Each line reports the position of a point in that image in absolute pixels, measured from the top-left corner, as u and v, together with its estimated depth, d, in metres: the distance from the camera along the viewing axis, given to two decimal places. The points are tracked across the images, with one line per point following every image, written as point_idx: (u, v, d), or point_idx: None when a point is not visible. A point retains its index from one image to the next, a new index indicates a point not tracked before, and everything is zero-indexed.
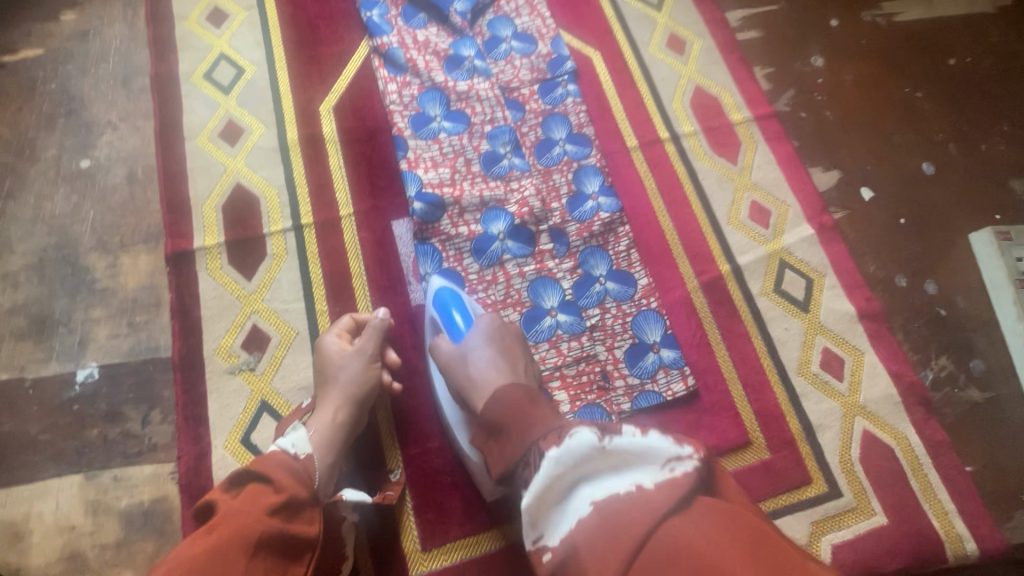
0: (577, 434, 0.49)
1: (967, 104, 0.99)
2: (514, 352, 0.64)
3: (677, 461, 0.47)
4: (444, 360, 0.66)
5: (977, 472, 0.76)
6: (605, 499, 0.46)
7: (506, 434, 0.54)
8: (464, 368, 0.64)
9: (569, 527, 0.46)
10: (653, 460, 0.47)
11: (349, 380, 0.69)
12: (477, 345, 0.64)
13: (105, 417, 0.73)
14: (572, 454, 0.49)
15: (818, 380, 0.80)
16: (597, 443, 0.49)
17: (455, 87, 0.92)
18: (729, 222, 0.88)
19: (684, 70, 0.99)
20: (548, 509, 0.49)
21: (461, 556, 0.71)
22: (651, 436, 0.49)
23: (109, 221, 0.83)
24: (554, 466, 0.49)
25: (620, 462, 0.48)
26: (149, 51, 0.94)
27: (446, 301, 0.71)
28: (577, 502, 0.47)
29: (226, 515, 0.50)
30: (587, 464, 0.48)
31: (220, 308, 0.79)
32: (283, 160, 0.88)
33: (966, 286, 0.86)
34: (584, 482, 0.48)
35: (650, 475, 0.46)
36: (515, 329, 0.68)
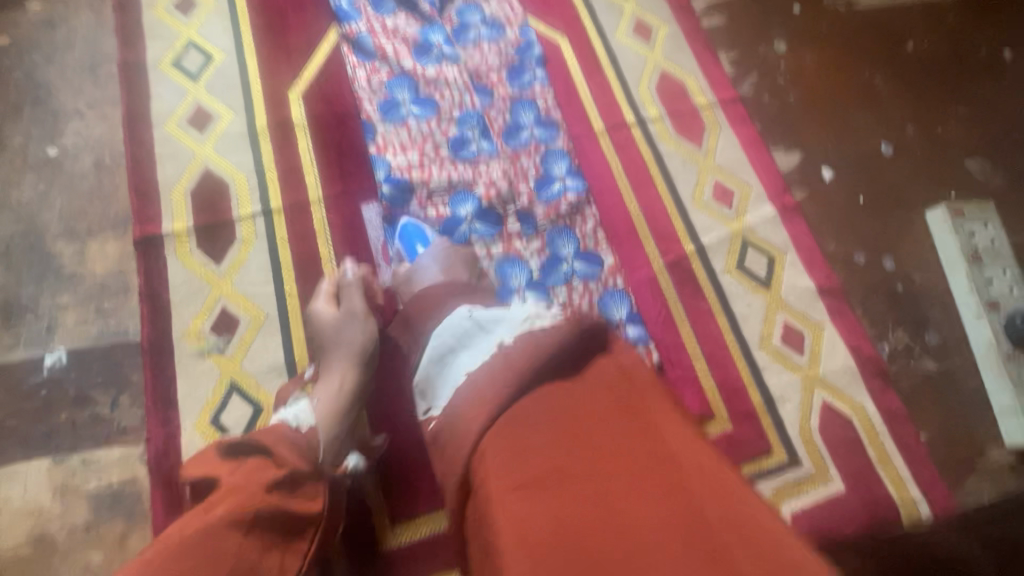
0: (453, 312, 0.61)
1: (925, 87, 1.01)
2: (457, 268, 0.73)
3: (532, 319, 0.54)
4: (400, 278, 0.77)
5: (931, 441, 0.79)
6: (478, 362, 0.53)
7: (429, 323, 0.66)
8: (413, 281, 0.75)
9: (451, 389, 0.55)
10: (511, 320, 0.55)
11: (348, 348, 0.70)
12: (427, 262, 0.75)
13: (74, 401, 0.74)
14: (451, 329, 0.59)
15: (779, 354, 0.82)
16: (468, 313, 0.60)
17: (423, 73, 0.93)
18: (693, 202, 0.90)
19: (650, 56, 1.00)
20: (438, 377, 0.58)
21: (438, 527, 0.73)
22: (516, 308, 0.57)
23: (76, 208, 0.83)
24: (435, 340, 0.60)
25: (488, 325, 0.57)
26: (116, 39, 0.93)
27: (410, 234, 0.81)
28: (456, 368, 0.56)
29: (227, 491, 0.51)
30: (461, 330, 0.58)
31: (189, 292, 0.79)
32: (252, 146, 0.88)
33: (922, 261, 0.89)
34: (461, 347, 0.57)
35: (508, 330, 0.54)
36: (465, 252, 0.77)
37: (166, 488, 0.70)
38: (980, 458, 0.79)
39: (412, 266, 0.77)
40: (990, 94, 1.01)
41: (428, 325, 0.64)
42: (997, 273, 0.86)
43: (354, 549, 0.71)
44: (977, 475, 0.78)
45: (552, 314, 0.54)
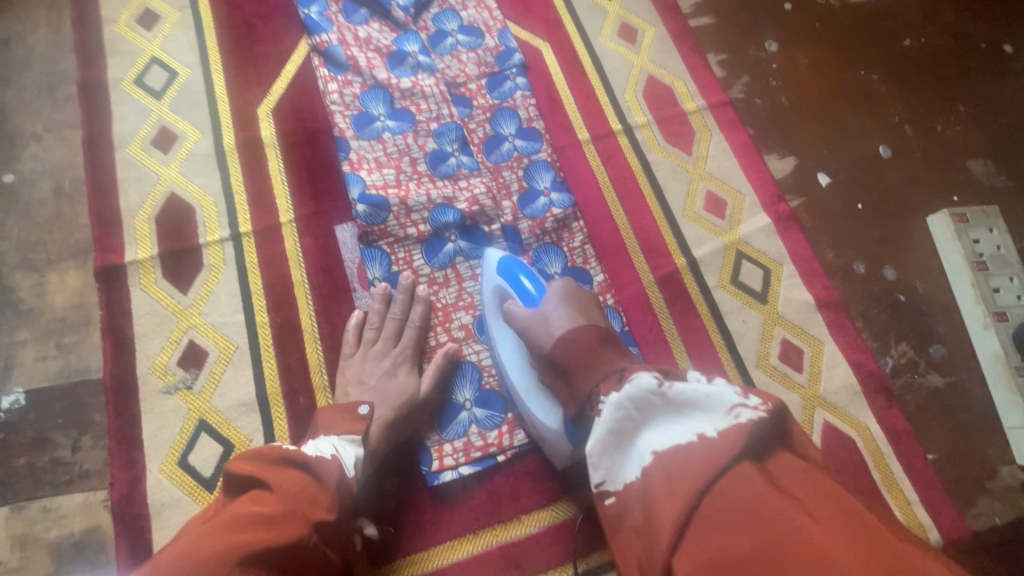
0: (638, 378, 0.49)
1: (923, 86, 0.97)
2: (591, 315, 0.64)
3: (742, 408, 0.45)
4: (520, 322, 0.66)
5: (938, 460, 0.75)
6: (669, 449, 0.45)
7: (574, 376, 0.55)
8: (543, 327, 0.62)
9: (634, 472, 0.46)
10: (715, 407, 0.46)
11: (406, 395, 0.69)
12: (554, 305, 0.64)
13: (33, 445, 0.70)
14: (633, 398, 0.48)
15: (777, 373, 0.78)
16: (657, 384, 0.48)
17: (399, 85, 0.88)
18: (684, 213, 0.86)
19: (636, 59, 0.96)
20: (614, 452, 0.48)
21: (433, 566, 0.67)
22: (714, 385, 0.47)
23: (34, 238, 0.79)
24: (616, 409, 0.49)
25: (684, 408, 0.47)
26: (75, 57, 0.89)
27: (513, 268, 0.72)
28: (642, 456, 0.46)
29: (282, 515, 0.48)
30: (648, 404, 0.48)
31: (155, 324, 0.75)
32: (219, 167, 0.84)
33: (925, 270, 0.85)
34: (647, 428, 0.48)
35: (714, 423, 0.45)
36: (591, 296, 0.68)
37: (132, 536, 0.66)
38: (990, 477, 0.75)
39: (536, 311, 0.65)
40: (992, 91, 0.97)
41: (585, 381, 0.53)
42: (1003, 282, 0.82)
43: None
44: (988, 495, 0.74)
45: (759, 403, 0.45)
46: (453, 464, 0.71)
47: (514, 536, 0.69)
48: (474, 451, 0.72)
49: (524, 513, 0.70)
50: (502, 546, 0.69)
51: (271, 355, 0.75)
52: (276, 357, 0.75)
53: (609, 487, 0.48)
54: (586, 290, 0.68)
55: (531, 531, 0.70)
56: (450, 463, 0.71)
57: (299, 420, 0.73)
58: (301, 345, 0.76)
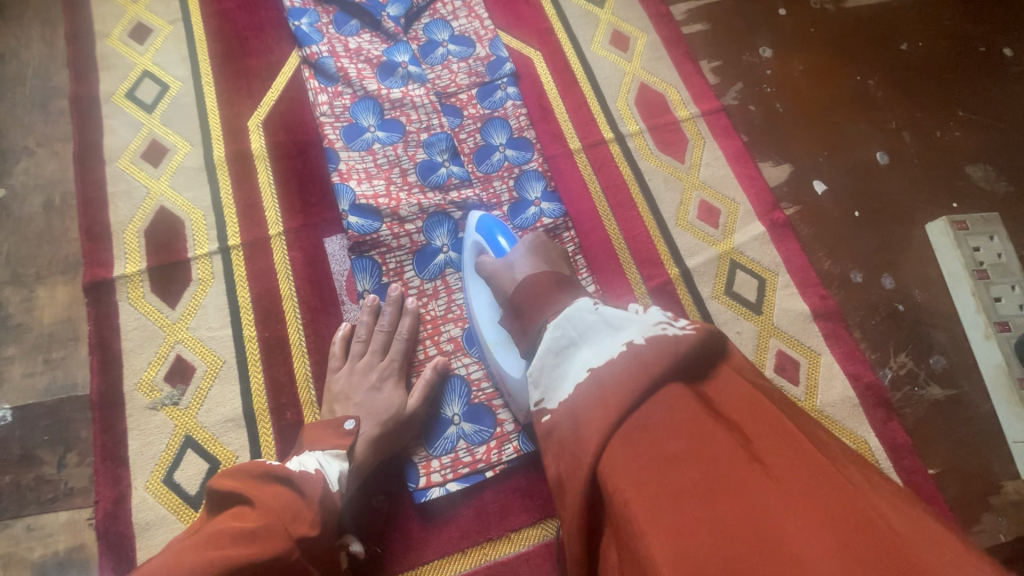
0: (578, 304, 0.52)
1: (921, 91, 0.96)
2: (557, 264, 0.65)
3: (668, 323, 0.45)
4: (489, 270, 0.68)
5: (940, 475, 0.73)
6: (600, 363, 0.45)
7: (528, 313, 0.56)
8: (507, 274, 0.64)
9: (568, 389, 0.47)
10: (645, 322, 0.46)
11: (392, 411, 0.68)
12: (519, 255, 0.65)
13: (19, 462, 0.69)
14: (572, 320, 0.51)
15: (772, 385, 0.77)
16: (593, 306, 0.51)
17: (389, 95, 0.88)
18: (677, 222, 0.85)
19: (628, 67, 0.95)
20: (553, 371, 0.49)
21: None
22: (650, 310, 0.48)
23: (24, 253, 0.79)
24: (556, 330, 0.51)
25: (617, 323, 0.48)
26: (68, 72, 0.90)
27: (490, 227, 0.74)
28: (576, 369, 0.47)
29: (263, 529, 0.47)
30: (584, 324, 0.50)
31: (142, 339, 0.75)
32: (209, 180, 0.84)
33: (924, 278, 0.83)
34: (583, 348, 0.48)
35: (641, 332, 0.45)
36: (559, 249, 0.68)
37: (115, 554, 0.65)
38: (994, 493, 0.72)
39: (503, 259, 0.67)
40: (992, 95, 0.96)
41: (536, 316, 0.55)
42: (1005, 290, 0.80)
43: None
44: (992, 511, 0.72)
45: (689, 323, 0.45)
46: (440, 481, 0.70)
47: (502, 555, 0.68)
48: (462, 467, 0.71)
49: (513, 531, 0.69)
50: (490, 565, 0.68)
51: (259, 369, 0.74)
52: (263, 372, 0.74)
53: (549, 403, 0.49)
54: (555, 243, 0.68)
55: (520, 550, 0.69)
56: (437, 480, 0.70)
57: (286, 435, 0.72)
58: (288, 359, 0.75)
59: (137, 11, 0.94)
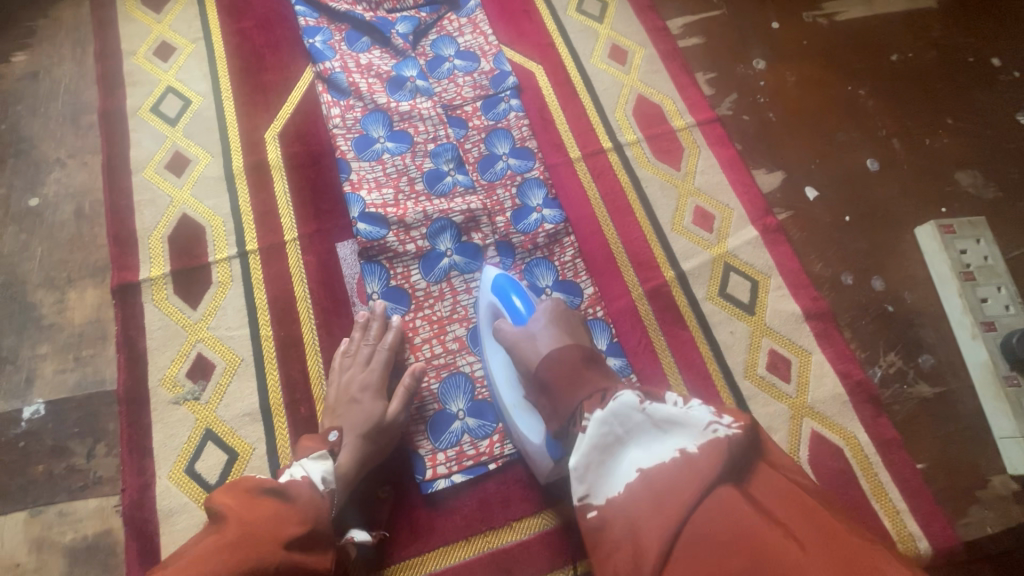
0: (621, 397, 0.51)
1: (911, 100, 0.99)
2: (579, 333, 0.65)
3: (716, 426, 0.47)
4: (509, 339, 0.68)
5: (928, 469, 0.76)
6: (654, 465, 0.47)
7: (557, 394, 0.57)
8: (531, 346, 0.64)
9: (619, 489, 0.48)
10: (692, 425, 0.48)
11: (373, 420, 0.71)
12: (544, 327, 0.65)
13: (50, 452, 0.74)
14: (617, 415, 0.50)
15: (765, 383, 0.80)
16: (638, 402, 0.51)
17: (397, 108, 0.92)
18: (673, 227, 0.89)
19: (626, 79, 1.00)
20: (600, 467, 0.50)
21: (426, 571, 0.70)
22: (691, 407, 0.49)
23: (57, 257, 0.84)
24: (601, 425, 0.51)
25: (666, 425, 0.49)
26: (97, 88, 0.95)
27: (504, 288, 0.73)
28: (626, 468, 0.49)
29: (248, 536, 0.50)
30: (631, 422, 0.50)
31: (165, 338, 0.79)
32: (228, 189, 0.89)
33: (913, 280, 0.86)
34: (630, 445, 0.50)
35: (692, 438, 0.47)
36: (579, 316, 0.68)
37: (141, 539, 0.70)
38: (981, 487, 0.75)
39: (525, 329, 0.66)
40: (980, 103, 0.99)
41: (570, 398, 0.55)
42: (991, 292, 0.83)
43: None
44: (979, 505, 0.74)
45: (730, 421, 0.47)
46: (446, 472, 0.73)
47: (504, 543, 0.72)
48: (466, 460, 0.74)
49: (514, 521, 0.73)
50: (492, 552, 0.71)
51: (275, 366, 0.79)
52: (279, 369, 0.79)
53: (596, 499, 0.50)
54: (575, 310, 0.68)
55: (521, 538, 0.72)
56: (443, 472, 0.73)
57: (300, 429, 0.76)
58: (302, 357, 0.80)
59: (161, 30, 1.00)
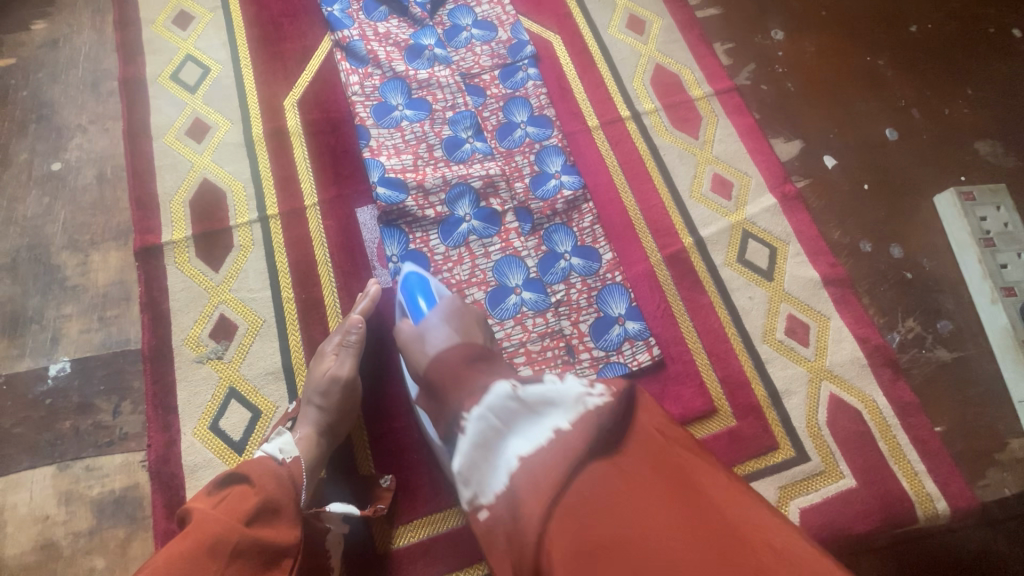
0: (494, 388, 0.50)
1: (930, 70, 0.98)
2: (470, 328, 0.64)
3: (588, 396, 0.46)
4: (404, 339, 0.66)
5: (946, 432, 0.76)
6: (531, 450, 0.45)
7: (443, 393, 0.54)
8: (420, 345, 0.62)
9: (502, 481, 0.46)
10: (565, 400, 0.47)
11: (321, 386, 0.70)
12: (436, 323, 0.64)
13: (77, 409, 0.75)
14: (492, 408, 0.49)
15: (783, 347, 0.80)
16: (512, 390, 0.49)
17: (416, 76, 0.92)
18: (691, 194, 0.89)
19: (644, 49, 0.99)
20: (479, 465, 0.48)
21: (447, 527, 0.72)
22: (565, 379, 0.49)
23: (80, 221, 0.85)
24: (476, 422, 0.49)
25: (538, 407, 0.47)
26: (117, 56, 0.96)
27: (413, 287, 0.72)
28: (505, 458, 0.47)
29: (198, 524, 0.48)
30: (506, 410, 0.48)
31: (188, 299, 0.80)
32: (249, 155, 0.89)
33: (932, 248, 0.86)
34: (509, 434, 0.47)
35: (565, 415, 0.46)
36: (474, 310, 0.68)
37: (167, 493, 0.71)
38: (1000, 450, 0.75)
39: (420, 325, 0.65)
40: (1000, 74, 0.98)
41: (456, 399, 0.52)
42: (1011, 257, 0.83)
43: (358, 558, 0.70)
44: (997, 467, 0.75)
45: (603, 388, 0.47)
46: None
47: None
48: None
49: None
50: None
51: (297, 328, 0.80)
52: (301, 331, 0.80)
53: (479, 497, 0.47)
54: (472, 306, 0.68)
55: None
56: None
57: None
58: (323, 319, 0.80)
59: None
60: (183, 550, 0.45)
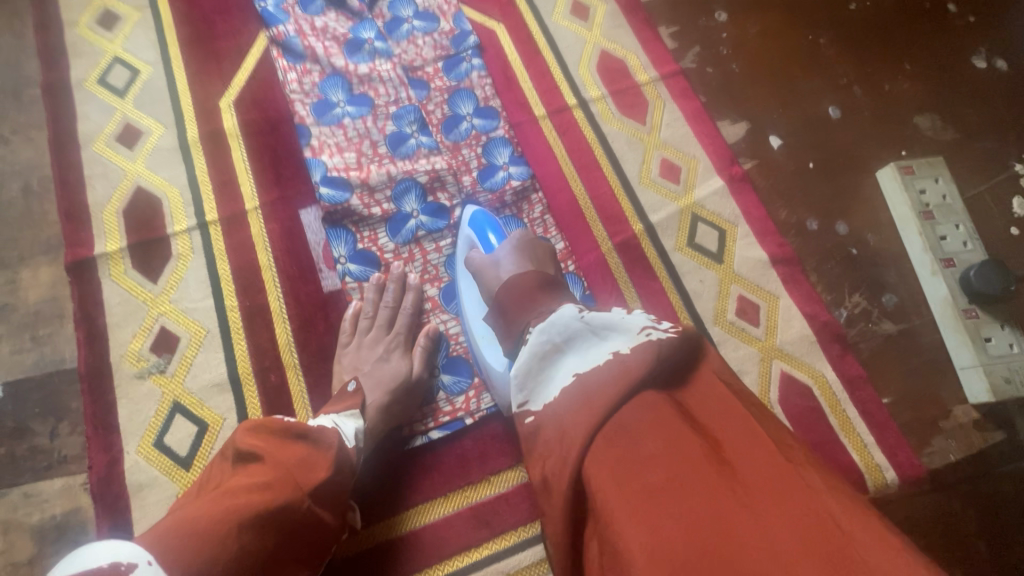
0: (562, 310, 0.52)
1: (871, 47, 0.99)
2: (540, 261, 0.66)
3: (652, 329, 0.47)
4: (475, 266, 0.69)
5: (893, 403, 0.78)
6: (589, 369, 0.46)
7: (511, 313, 0.56)
8: (494, 272, 0.66)
9: (555, 391, 0.47)
10: (629, 329, 0.48)
11: (400, 378, 0.72)
12: (506, 253, 0.66)
13: (11, 434, 0.72)
14: (557, 327, 0.50)
15: (735, 328, 0.81)
16: (578, 314, 0.51)
17: (356, 71, 0.90)
18: (641, 180, 0.89)
19: (589, 35, 0.98)
20: (537, 377, 0.50)
21: (407, 531, 0.70)
22: (632, 315, 0.50)
23: (5, 237, 0.81)
24: (539, 338, 0.51)
25: (601, 331, 0.48)
26: (38, 60, 0.91)
27: (481, 224, 0.77)
28: (562, 373, 0.48)
29: (276, 481, 0.48)
30: (570, 332, 0.49)
31: (126, 313, 0.77)
32: (184, 160, 0.86)
33: (877, 223, 0.87)
34: (569, 352, 0.49)
35: (626, 341, 0.46)
36: (545, 247, 0.68)
37: (112, 515, 0.68)
38: (943, 417, 0.77)
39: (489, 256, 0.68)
40: (937, 49, 0.99)
41: (521, 317, 0.55)
42: (950, 229, 0.84)
43: None
44: (942, 435, 0.77)
45: (669, 326, 0.47)
46: (423, 429, 0.74)
47: (483, 497, 0.73)
48: (443, 416, 0.75)
49: (492, 475, 0.74)
50: (472, 506, 0.72)
51: (243, 337, 0.77)
52: (246, 339, 0.77)
53: (532, 406, 0.49)
54: (540, 239, 0.69)
55: (499, 491, 0.73)
56: (421, 429, 0.74)
57: (271, 398, 0.75)
58: (270, 325, 0.78)
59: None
60: (258, 504, 0.45)
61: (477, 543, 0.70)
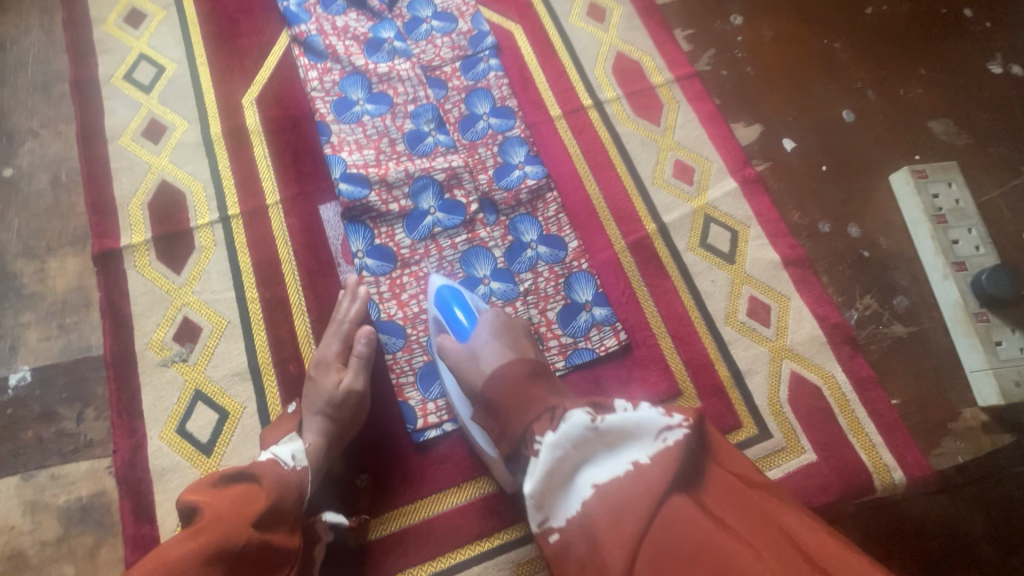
0: (571, 416, 0.48)
1: (885, 52, 1.00)
2: (521, 344, 0.63)
3: (667, 431, 0.47)
4: (453, 360, 0.64)
5: (902, 405, 0.79)
6: (609, 481, 0.46)
7: (504, 414, 0.53)
8: (472, 365, 0.61)
9: (574, 509, 0.47)
10: (645, 433, 0.48)
11: (331, 397, 0.70)
12: (484, 340, 0.63)
13: (39, 417, 0.74)
14: (569, 436, 0.48)
15: (745, 328, 0.82)
16: (589, 421, 0.48)
17: (376, 70, 0.91)
18: (654, 181, 0.90)
19: (605, 37, 0.99)
20: (552, 491, 0.48)
21: (420, 518, 0.72)
22: (641, 409, 0.49)
23: (35, 227, 0.84)
24: (551, 450, 0.48)
25: (617, 439, 0.48)
26: (68, 56, 0.93)
27: (448, 300, 0.72)
28: (579, 485, 0.48)
29: (207, 523, 0.49)
30: (584, 442, 0.48)
31: (150, 303, 0.79)
32: (207, 155, 0.88)
33: (889, 226, 0.88)
34: (584, 462, 0.48)
35: (645, 450, 0.47)
36: (518, 324, 0.67)
37: (135, 498, 0.71)
38: (953, 419, 0.78)
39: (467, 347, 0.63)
40: (952, 54, 1.00)
41: (518, 422, 0.51)
42: (962, 233, 0.85)
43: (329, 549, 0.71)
44: (951, 437, 0.77)
45: (681, 421, 0.48)
46: (437, 422, 0.76)
47: (495, 488, 0.74)
48: None
49: None
50: (483, 497, 0.74)
51: (263, 328, 0.79)
52: (266, 330, 0.79)
53: (550, 522, 0.48)
54: (513, 318, 0.67)
55: None
56: (434, 421, 0.76)
57: (290, 387, 0.77)
58: (289, 317, 0.80)
59: None
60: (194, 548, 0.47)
61: (489, 533, 0.72)
